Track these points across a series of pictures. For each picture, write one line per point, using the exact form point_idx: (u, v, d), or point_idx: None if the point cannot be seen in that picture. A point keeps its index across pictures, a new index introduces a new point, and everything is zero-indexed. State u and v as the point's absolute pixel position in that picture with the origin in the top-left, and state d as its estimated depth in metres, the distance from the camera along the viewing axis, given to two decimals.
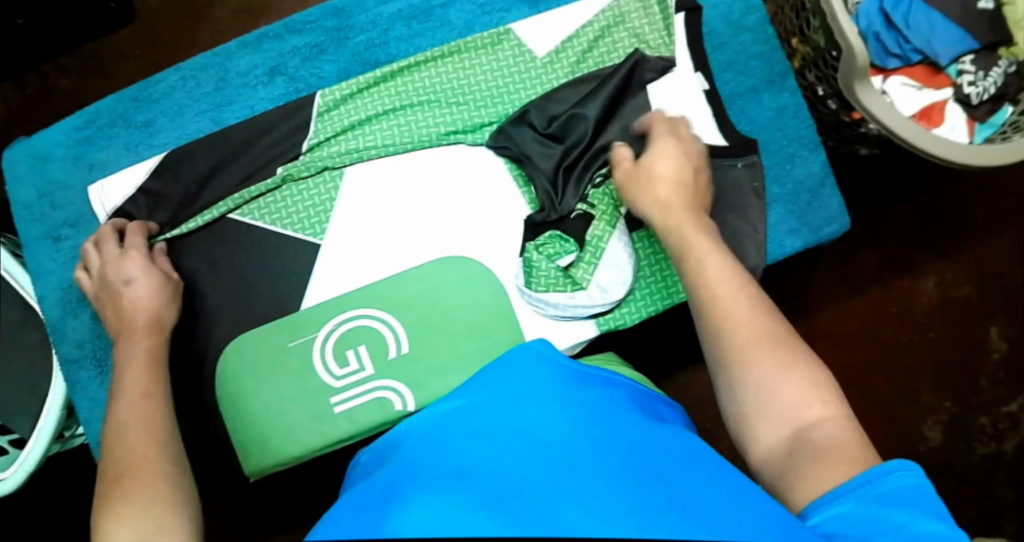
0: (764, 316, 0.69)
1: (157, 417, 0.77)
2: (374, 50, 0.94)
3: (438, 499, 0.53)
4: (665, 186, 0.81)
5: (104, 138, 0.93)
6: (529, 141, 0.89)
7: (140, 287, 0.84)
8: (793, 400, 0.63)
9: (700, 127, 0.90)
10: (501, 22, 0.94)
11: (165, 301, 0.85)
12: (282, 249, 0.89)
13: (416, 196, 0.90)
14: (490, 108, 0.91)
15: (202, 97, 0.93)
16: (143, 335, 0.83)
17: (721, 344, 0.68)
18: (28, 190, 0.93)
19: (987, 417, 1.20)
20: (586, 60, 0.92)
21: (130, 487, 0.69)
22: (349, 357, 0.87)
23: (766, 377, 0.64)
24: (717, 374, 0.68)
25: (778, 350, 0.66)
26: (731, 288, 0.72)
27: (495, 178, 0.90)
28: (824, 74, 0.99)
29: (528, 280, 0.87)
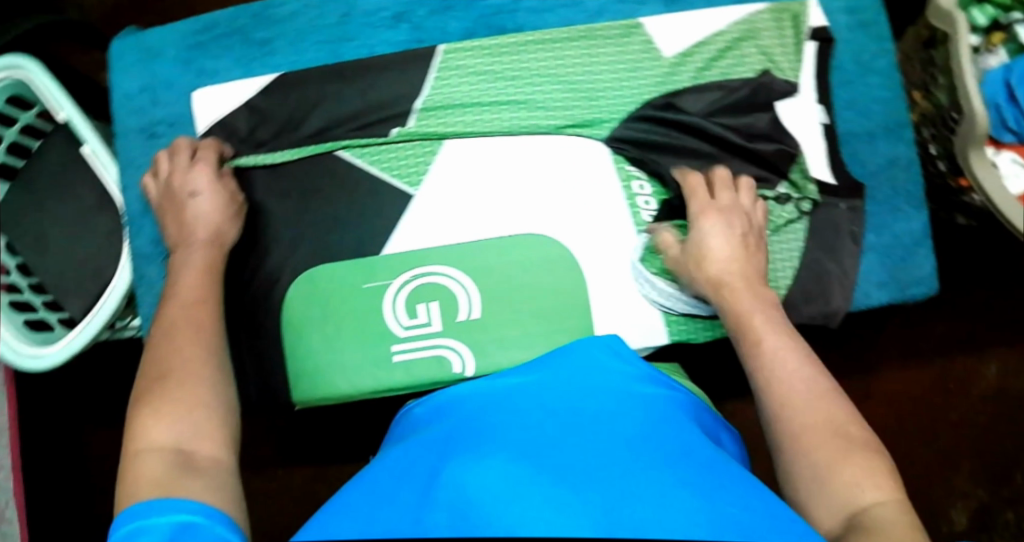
0: (825, 396, 0.70)
1: (208, 322, 0.78)
2: (502, 16, 0.93)
3: (493, 472, 0.60)
4: (727, 263, 0.82)
5: (217, 48, 0.93)
6: (646, 146, 0.88)
7: (205, 202, 0.85)
8: (849, 483, 0.63)
9: (812, 158, 0.89)
10: (632, 13, 0.92)
11: (225, 217, 0.86)
12: (375, 192, 0.89)
13: (511, 173, 0.89)
14: (606, 99, 0.90)
15: (322, 28, 0.92)
16: (200, 247, 0.84)
17: (776, 417, 0.70)
18: (133, 81, 0.93)
19: (1014, 513, 1.18)
20: (712, 69, 0.90)
21: (175, 385, 0.71)
22: (419, 310, 0.86)
23: (821, 460, 0.65)
24: (778, 454, 0.69)
25: (838, 436, 0.66)
26: (791, 367, 0.72)
27: (599, 167, 0.89)
28: (941, 133, 0.98)
29: (644, 256, 0.88)
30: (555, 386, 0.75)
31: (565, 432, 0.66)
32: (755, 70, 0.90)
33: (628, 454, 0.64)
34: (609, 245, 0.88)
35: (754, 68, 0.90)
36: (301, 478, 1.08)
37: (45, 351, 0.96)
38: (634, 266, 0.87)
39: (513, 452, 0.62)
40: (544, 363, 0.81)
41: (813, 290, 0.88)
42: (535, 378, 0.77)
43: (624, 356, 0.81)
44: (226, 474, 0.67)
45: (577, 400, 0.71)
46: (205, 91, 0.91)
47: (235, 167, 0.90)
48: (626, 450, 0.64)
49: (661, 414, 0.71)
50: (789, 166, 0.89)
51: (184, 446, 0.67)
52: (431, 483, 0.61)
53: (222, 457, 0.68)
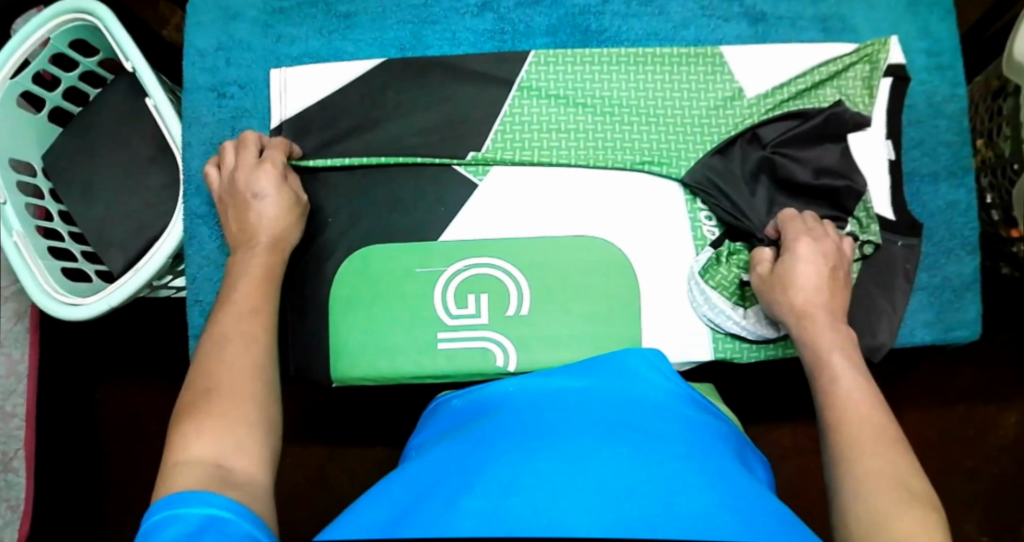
0: (890, 449, 0.70)
1: (260, 336, 0.76)
2: (587, 16, 0.91)
3: (541, 476, 0.62)
4: (806, 292, 0.81)
5: (299, 16, 0.91)
6: (726, 176, 0.87)
7: (269, 204, 0.83)
8: (900, 531, 0.63)
9: (877, 195, 0.89)
10: (716, 32, 0.92)
11: (289, 221, 0.84)
12: (437, 178, 0.88)
13: (579, 201, 0.88)
14: (685, 120, 0.89)
15: (407, 7, 0.91)
16: (263, 251, 0.82)
17: (841, 463, 0.70)
18: (210, 40, 0.92)
19: None
20: (793, 101, 0.89)
21: (219, 402, 0.69)
22: (469, 300, 0.86)
23: (878, 507, 0.65)
24: (834, 496, 0.69)
25: (899, 489, 0.66)
26: (861, 414, 0.73)
27: (667, 201, 0.89)
28: (998, 182, 0.98)
29: (704, 271, 0.87)
30: (603, 397, 0.75)
31: (613, 445, 0.66)
32: (830, 101, 0.89)
33: (661, 463, 0.65)
34: (665, 257, 0.88)
35: (827, 99, 0.89)
36: (322, 453, 1.07)
37: (81, 302, 0.93)
38: (691, 277, 0.87)
39: (546, 454, 0.65)
40: (587, 371, 0.82)
41: (861, 322, 0.88)
42: (582, 383, 0.78)
43: (664, 371, 0.82)
44: (262, 501, 0.63)
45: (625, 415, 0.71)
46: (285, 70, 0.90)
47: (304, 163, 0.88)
48: (656, 457, 0.66)
49: (705, 436, 0.72)
50: (855, 203, 0.88)
51: (224, 462, 0.64)
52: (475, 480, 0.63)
53: (263, 477, 0.66)
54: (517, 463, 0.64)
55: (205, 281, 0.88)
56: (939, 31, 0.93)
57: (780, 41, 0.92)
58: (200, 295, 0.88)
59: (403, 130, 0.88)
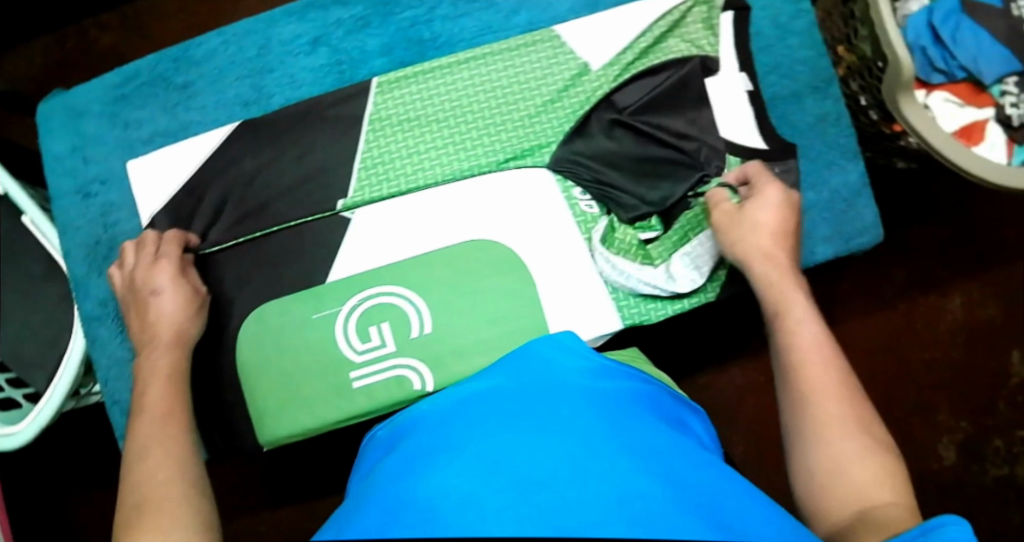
0: (855, 396, 0.70)
1: (179, 437, 0.74)
2: (418, 27, 0.91)
3: (458, 485, 0.56)
4: (768, 238, 0.80)
5: (142, 97, 0.91)
6: (588, 146, 0.89)
7: (167, 299, 0.83)
8: (864, 483, 0.64)
9: (741, 130, 0.89)
10: (548, 9, 0.91)
11: (189, 314, 0.84)
12: (313, 227, 0.88)
13: (453, 212, 0.88)
14: (540, 107, 0.89)
15: (240, 64, 0.90)
16: (166, 350, 0.82)
17: (800, 409, 0.70)
18: (63, 143, 0.92)
19: (1002, 440, 1.25)
20: (640, 63, 0.90)
21: (146, 514, 0.66)
22: (372, 333, 0.87)
23: (841, 454, 0.66)
24: (794, 442, 0.70)
25: (860, 433, 0.67)
26: (821, 358, 0.72)
27: (542, 188, 0.89)
28: (869, 83, 0.98)
29: (604, 239, 0.88)
30: (515, 387, 0.70)
31: (530, 435, 0.61)
32: (678, 55, 0.89)
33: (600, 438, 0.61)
34: (553, 243, 0.88)
35: (675, 50, 0.90)
36: (292, 511, 1.09)
37: (17, 428, 0.95)
38: (594, 249, 0.88)
39: (474, 447, 0.61)
40: (497, 368, 0.77)
41: None
42: (497, 380, 0.73)
43: (577, 352, 0.76)
44: None
45: (538, 399, 0.66)
46: (140, 160, 0.90)
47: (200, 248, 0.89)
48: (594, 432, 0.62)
49: (623, 404, 0.67)
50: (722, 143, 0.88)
51: None
52: (393, 503, 0.57)
53: None
54: (434, 475, 0.58)
55: (115, 381, 0.90)
56: None
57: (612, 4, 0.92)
58: (116, 396, 0.90)
59: (269, 185, 0.89)
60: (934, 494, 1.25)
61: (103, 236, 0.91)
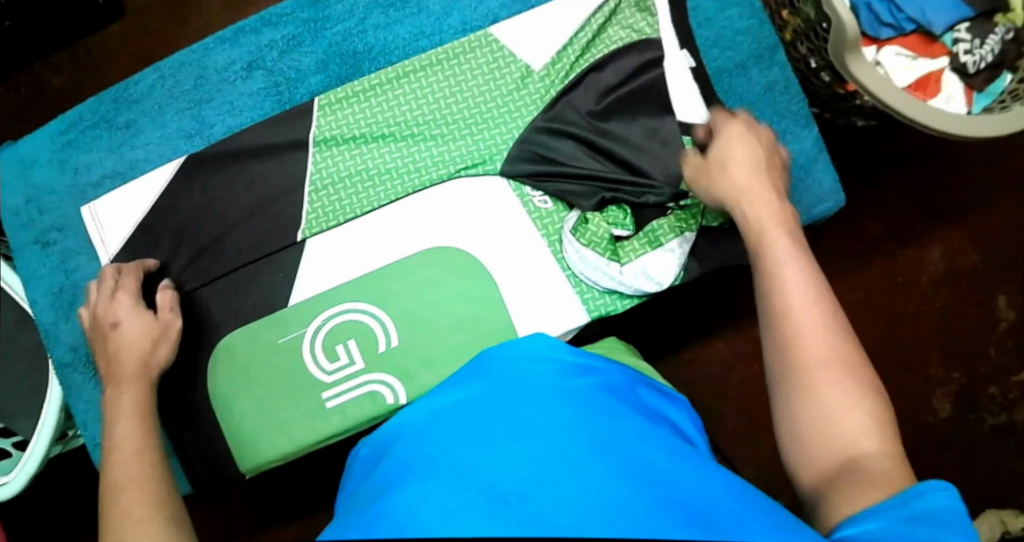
0: (842, 339, 0.65)
1: (152, 474, 0.72)
2: (352, 39, 0.90)
3: (429, 505, 0.52)
4: (739, 172, 0.78)
5: (86, 141, 0.91)
6: (548, 144, 0.88)
7: (128, 330, 0.83)
8: (851, 432, 0.60)
9: (689, 107, 0.88)
10: (480, 6, 0.91)
11: (153, 343, 0.83)
12: (269, 253, 0.88)
13: (409, 223, 0.88)
14: (486, 113, 0.88)
15: (180, 96, 0.90)
16: (130, 382, 0.80)
17: (784, 347, 0.66)
18: (16, 196, 0.92)
19: (997, 387, 1.25)
20: (583, 58, 0.89)
21: None
22: (339, 351, 0.87)
23: (827, 398, 0.62)
24: (777, 386, 0.66)
25: (849, 374, 0.63)
26: (806, 298, 0.67)
27: (496, 194, 0.88)
28: (817, 46, 0.97)
29: (576, 230, 0.86)
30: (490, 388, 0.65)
31: (504, 445, 0.57)
32: (618, 43, 0.89)
33: (593, 449, 0.57)
34: (511, 244, 0.87)
35: (616, 40, 0.89)
36: (291, 531, 1.10)
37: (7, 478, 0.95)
38: (568, 237, 0.86)
39: (446, 460, 0.57)
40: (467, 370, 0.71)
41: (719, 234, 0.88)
42: (473, 385, 0.67)
43: (553, 346, 0.71)
44: None
45: (512, 401, 0.62)
46: (92, 204, 0.90)
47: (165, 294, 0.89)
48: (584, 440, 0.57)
49: (601, 401, 0.63)
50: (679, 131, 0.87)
51: None
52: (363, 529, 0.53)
53: None
54: (405, 496, 0.54)
55: (93, 424, 0.90)
56: None
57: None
58: (96, 438, 0.90)
59: (223, 214, 0.89)
60: (934, 447, 1.24)
61: (67, 283, 0.91)
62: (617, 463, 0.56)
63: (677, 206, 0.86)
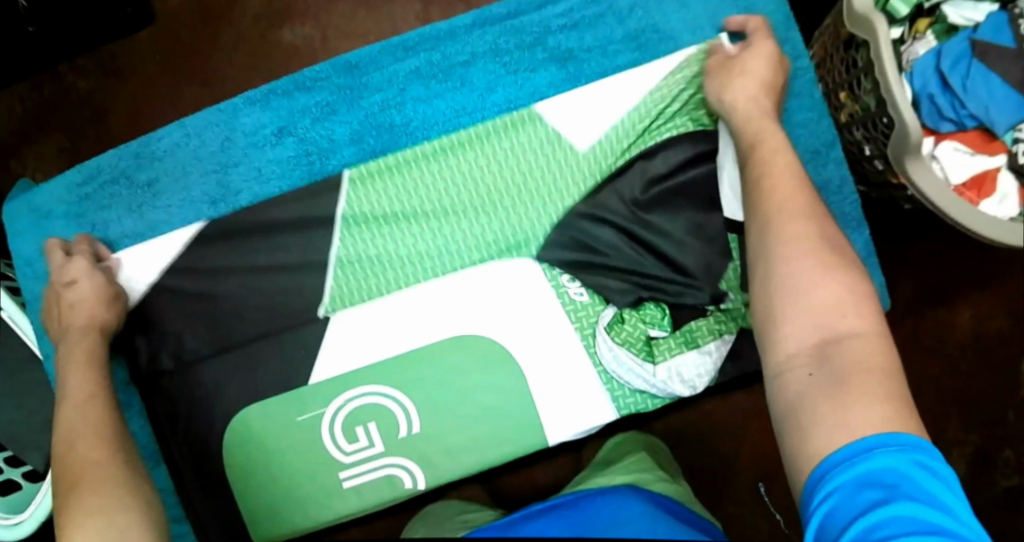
0: (824, 233, 0.67)
1: (105, 416, 0.74)
2: (389, 111, 0.85)
3: None
4: (756, 78, 0.78)
5: (105, 197, 0.87)
6: (587, 231, 0.84)
7: (84, 287, 0.81)
8: (827, 309, 0.62)
9: (738, 203, 0.84)
10: (526, 83, 0.85)
11: (105, 302, 0.82)
12: (293, 326, 0.85)
13: (438, 308, 0.85)
14: (525, 198, 0.85)
15: (205, 157, 0.86)
16: (81, 333, 0.79)
17: (767, 238, 0.68)
18: (31, 244, 0.88)
19: (1012, 450, 1.24)
20: (633, 145, 0.85)
21: (87, 498, 0.66)
22: (359, 434, 0.85)
23: (804, 273, 0.64)
24: (757, 271, 0.67)
25: (829, 266, 0.64)
26: (789, 195, 0.70)
27: (531, 281, 0.85)
28: (872, 136, 0.92)
29: (612, 326, 0.84)
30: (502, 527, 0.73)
31: None
32: (672, 131, 0.85)
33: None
34: (543, 338, 0.85)
35: (670, 126, 0.85)
36: None
37: (18, 519, 0.93)
38: (602, 333, 0.84)
39: None
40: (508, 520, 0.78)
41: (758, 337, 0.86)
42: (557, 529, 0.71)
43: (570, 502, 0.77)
44: None
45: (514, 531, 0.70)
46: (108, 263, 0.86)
47: (182, 364, 0.86)
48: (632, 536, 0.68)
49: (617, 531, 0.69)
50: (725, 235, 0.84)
51: None
52: None
53: None
54: None
55: None
56: (764, 8, 0.86)
57: (594, 75, 0.86)
58: None
59: (246, 279, 0.85)
60: None
61: None
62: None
63: (717, 307, 0.84)
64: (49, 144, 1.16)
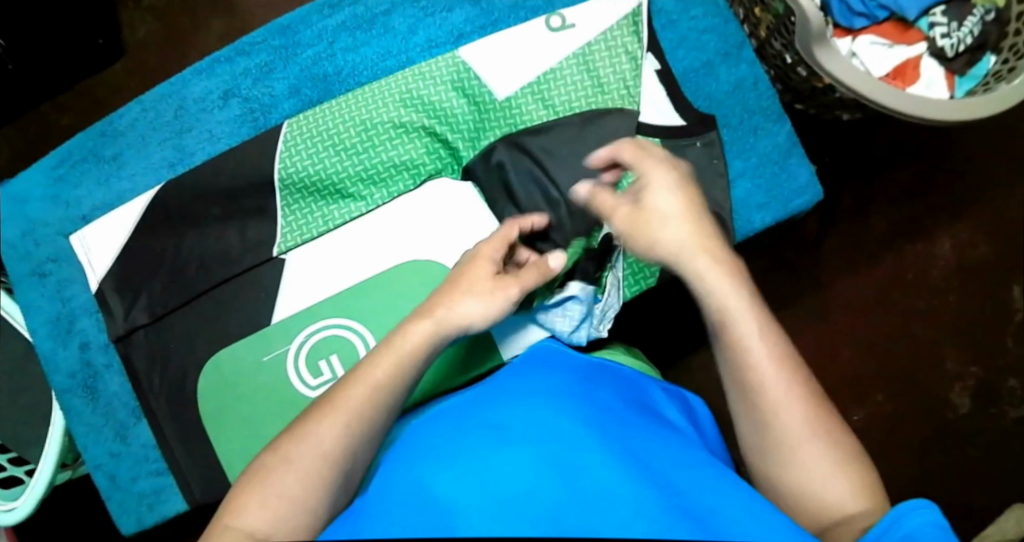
0: (814, 401, 0.67)
1: (370, 417, 0.66)
2: (321, 64, 0.92)
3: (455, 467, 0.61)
4: (685, 226, 0.73)
5: (77, 176, 0.94)
6: (509, 165, 0.89)
7: (483, 270, 0.74)
8: (837, 498, 0.63)
9: (657, 108, 0.89)
10: (444, 21, 0.93)
11: (482, 296, 0.73)
12: (256, 275, 0.90)
13: (383, 237, 0.90)
14: (451, 125, 0.90)
15: (161, 126, 0.93)
16: (428, 318, 0.72)
17: (766, 413, 0.66)
18: (13, 230, 0.94)
19: (1016, 379, 1.21)
20: (601, 96, 0.89)
21: (277, 477, 0.63)
22: (322, 367, 0.88)
23: (811, 457, 0.64)
24: (751, 432, 0.67)
25: (823, 425, 0.66)
26: (779, 353, 0.68)
27: (464, 200, 0.89)
28: (788, 40, 0.95)
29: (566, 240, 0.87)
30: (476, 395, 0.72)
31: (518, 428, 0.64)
32: (597, 55, 0.90)
33: (621, 463, 0.61)
34: None
35: (594, 53, 0.90)
36: None
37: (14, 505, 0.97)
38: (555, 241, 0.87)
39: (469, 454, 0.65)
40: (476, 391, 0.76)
41: None
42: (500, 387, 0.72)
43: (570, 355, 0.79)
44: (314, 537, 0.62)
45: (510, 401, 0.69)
46: (84, 231, 0.93)
47: (152, 319, 0.91)
48: (600, 413, 0.67)
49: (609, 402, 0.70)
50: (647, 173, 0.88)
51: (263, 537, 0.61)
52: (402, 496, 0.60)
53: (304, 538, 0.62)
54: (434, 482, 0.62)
55: (94, 446, 0.93)
56: None
57: (506, 8, 0.93)
58: (98, 459, 0.93)
59: (205, 234, 0.91)
60: (956, 444, 1.20)
61: (63, 311, 0.94)
62: (641, 475, 0.61)
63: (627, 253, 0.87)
64: None
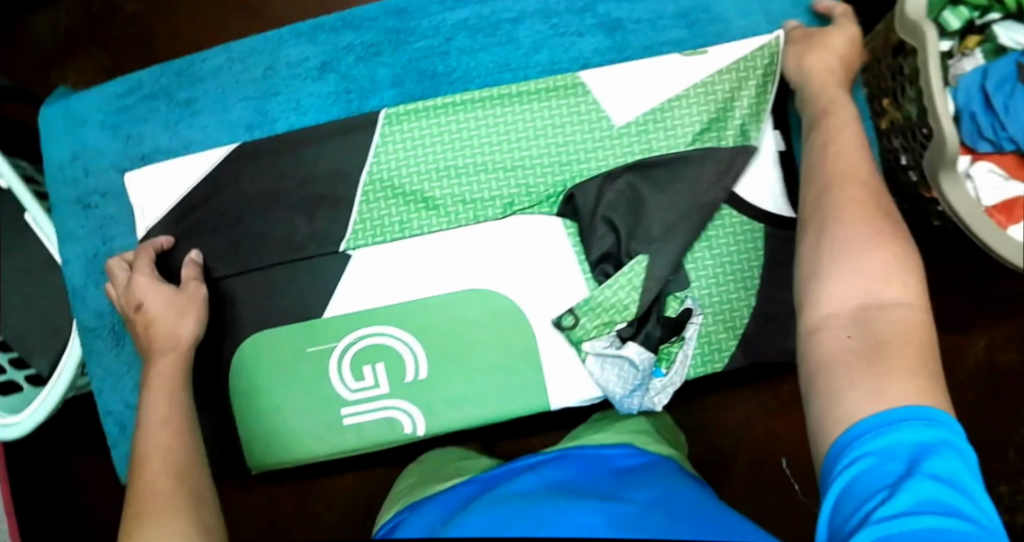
0: (880, 204, 0.65)
1: (178, 443, 0.72)
2: (432, 59, 0.87)
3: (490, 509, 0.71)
4: (836, 56, 0.78)
5: (144, 112, 0.88)
6: (600, 204, 0.83)
7: (153, 304, 0.80)
8: (874, 279, 0.60)
9: (769, 192, 0.85)
10: (571, 47, 0.86)
11: (178, 316, 0.81)
12: (315, 270, 0.86)
13: (458, 258, 0.85)
14: (554, 159, 0.85)
15: (247, 83, 0.87)
16: (162, 356, 0.78)
17: (826, 194, 0.67)
18: (64, 150, 0.88)
19: (1006, 487, 1.10)
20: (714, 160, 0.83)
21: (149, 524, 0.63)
22: (366, 373, 0.85)
23: (855, 238, 0.63)
24: (809, 218, 0.67)
25: (882, 222, 0.64)
26: (854, 159, 0.69)
27: (552, 237, 0.85)
28: (910, 145, 0.91)
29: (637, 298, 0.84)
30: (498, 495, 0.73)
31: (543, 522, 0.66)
32: (724, 117, 0.84)
33: None
34: (557, 298, 0.84)
35: (722, 114, 0.84)
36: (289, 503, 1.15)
37: (17, 418, 0.88)
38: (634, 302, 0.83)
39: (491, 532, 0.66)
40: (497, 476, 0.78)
41: (773, 329, 0.85)
42: (521, 490, 0.72)
43: (601, 461, 0.78)
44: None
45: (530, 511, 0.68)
46: (139, 172, 0.86)
47: None
48: (625, 505, 0.69)
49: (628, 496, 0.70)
50: (744, 259, 0.84)
51: None
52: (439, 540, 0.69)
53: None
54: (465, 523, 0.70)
55: (108, 393, 0.88)
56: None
57: (639, 47, 0.87)
58: (109, 407, 0.89)
59: (271, 209, 0.86)
60: None
61: (103, 249, 0.89)
62: None
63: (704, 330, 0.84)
64: (90, 59, 1.15)
